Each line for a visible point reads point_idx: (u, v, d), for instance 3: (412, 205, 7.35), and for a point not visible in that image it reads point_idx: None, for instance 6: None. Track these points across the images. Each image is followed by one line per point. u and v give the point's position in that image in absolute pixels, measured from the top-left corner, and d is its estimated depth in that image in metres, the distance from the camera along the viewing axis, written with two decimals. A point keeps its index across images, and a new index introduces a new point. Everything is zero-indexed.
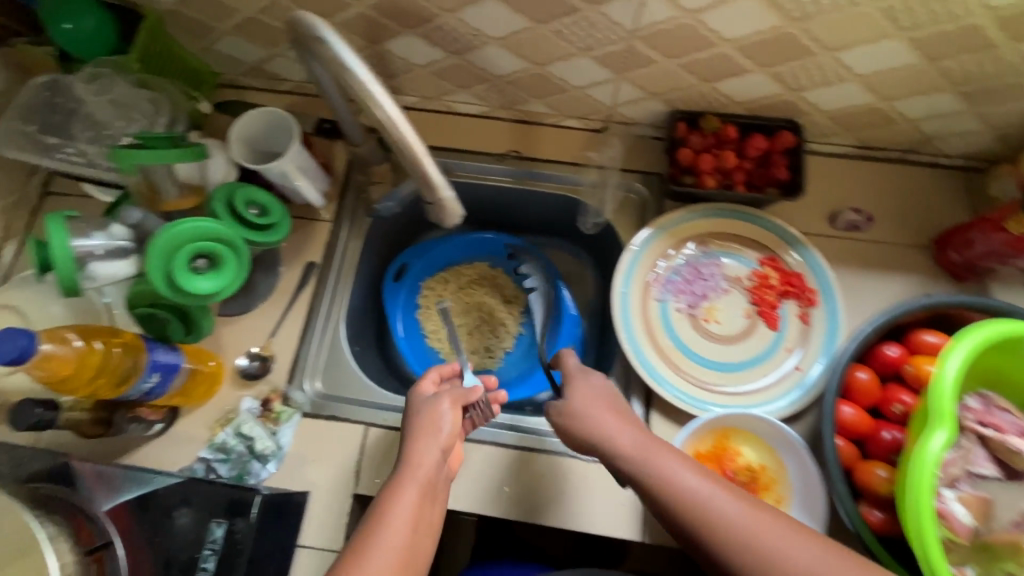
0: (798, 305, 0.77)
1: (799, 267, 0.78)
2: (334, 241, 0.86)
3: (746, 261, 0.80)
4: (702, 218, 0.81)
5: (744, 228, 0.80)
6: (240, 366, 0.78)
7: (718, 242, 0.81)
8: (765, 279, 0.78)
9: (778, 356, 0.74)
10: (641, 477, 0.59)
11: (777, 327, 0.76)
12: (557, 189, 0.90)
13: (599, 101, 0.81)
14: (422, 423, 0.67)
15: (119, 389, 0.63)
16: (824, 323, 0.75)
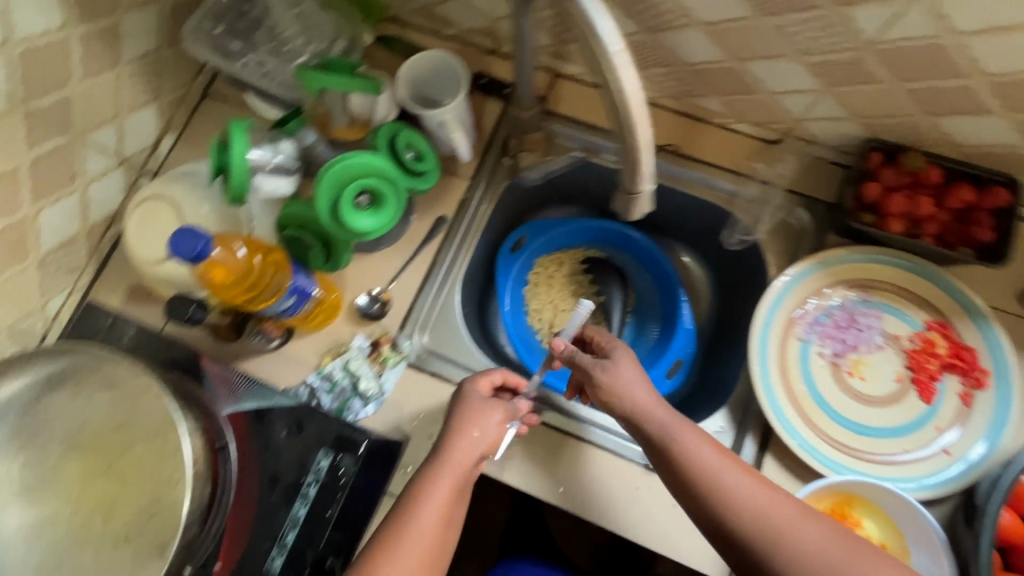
0: (961, 383, 0.68)
1: (974, 341, 0.69)
2: (468, 200, 0.84)
3: (911, 321, 0.72)
4: (870, 262, 0.73)
5: (916, 284, 0.72)
6: (360, 304, 0.79)
7: (882, 292, 0.73)
8: (929, 346, 0.70)
9: (926, 433, 0.67)
10: (710, 507, 0.57)
11: (932, 401, 0.68)
12: (707, 196, 0.83)
13: (788, 110, 0.74)
14: (462, 423, 0.64)
15: (261, 304, 0.64)
16: (991, 411, 0.66)
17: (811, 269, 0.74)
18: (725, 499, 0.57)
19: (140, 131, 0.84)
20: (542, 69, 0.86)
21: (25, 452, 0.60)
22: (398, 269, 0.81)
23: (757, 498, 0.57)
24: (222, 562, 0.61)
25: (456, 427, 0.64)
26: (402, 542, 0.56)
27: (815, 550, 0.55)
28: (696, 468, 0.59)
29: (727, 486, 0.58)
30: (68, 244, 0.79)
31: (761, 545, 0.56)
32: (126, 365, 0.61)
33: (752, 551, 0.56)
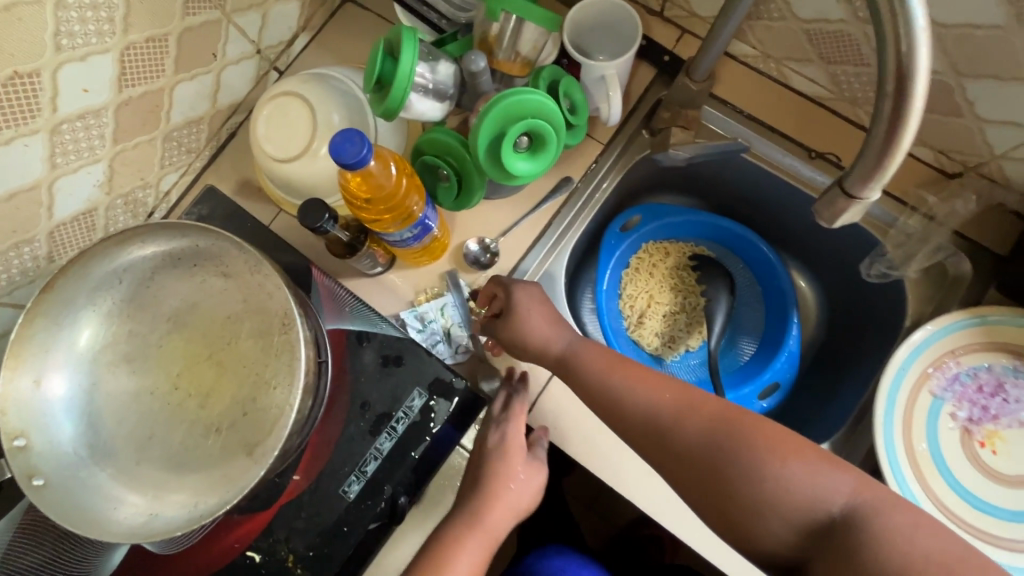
0: None
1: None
2: (597, 167, 0.79)
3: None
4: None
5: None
6: (470, 250, 0.76)
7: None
8: None
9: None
10: (631, 429, 0.58)
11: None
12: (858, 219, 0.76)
13: (989, 144, 0.65)
14: (495, 471, 0.63)
15: (387, 229, 0.61)
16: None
17: (957, 322, 0.66)
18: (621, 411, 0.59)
19: (281, 22, 0.81)
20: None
21: (135, 322, 0.60)
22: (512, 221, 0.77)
23: (654, 400, 0.58)
24: (299, 473, 0.60)
25: (489, 484, 0.62)
26: None
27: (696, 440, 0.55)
28: (592, 379, 0.61)
29: (618, 394, 0.59)
30: (193, 125, 0.77)
31: (664, 442, 0.56)
32: (245, 259, 0.60)
33: (660, 455, 0.56)
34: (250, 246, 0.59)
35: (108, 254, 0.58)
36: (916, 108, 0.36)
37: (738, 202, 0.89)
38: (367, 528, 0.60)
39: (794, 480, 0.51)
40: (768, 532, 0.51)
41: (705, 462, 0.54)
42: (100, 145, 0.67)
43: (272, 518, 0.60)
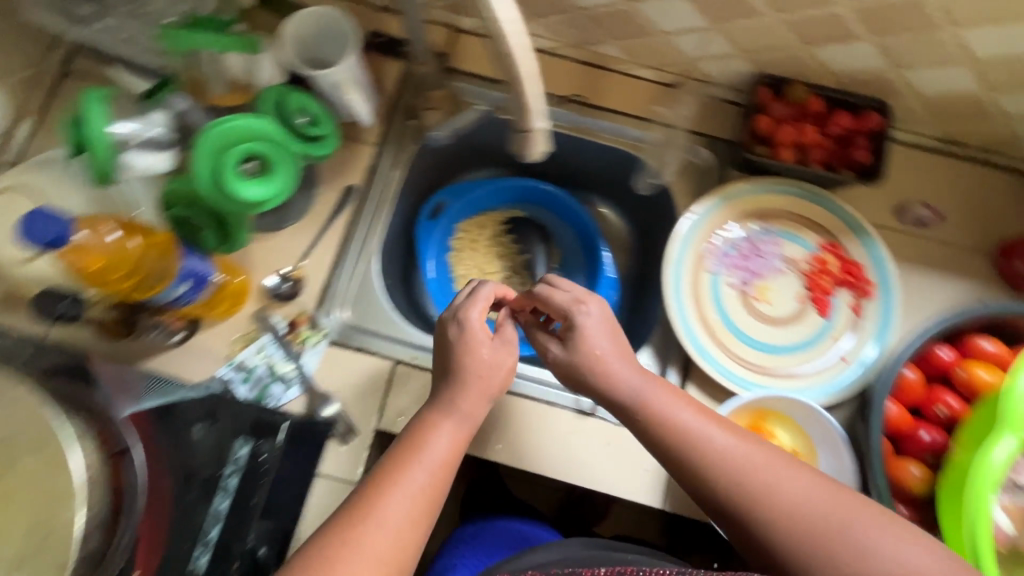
0: (851, 296, 0.74)
1: (858, 254, 0.75)
2: (376, 167, 0.81)
3: (806, 244, 0.77)
4: (765, 193, 0.77)
5: (803, 209, 0.77)
6: (270, 285, 0.75)
7: (777, 220, 0.78)
8: (823, 266, 0.76)
9: (826, 343, 0.73)
10: (717, 494, 0.56)
11: (830, 316, 0.74)
12: (616, 143, 0.84)
13: (683, 52, 0.76)
14: (461, 354, 0.62)
15: (149, 293, 0.61)
16: (879, 320, 0.72)
17: (708, 207, 0.77)
18: (765, 505, 0.54)
19: None
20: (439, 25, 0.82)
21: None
22: (308, 243, 0.77)
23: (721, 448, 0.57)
24: None
25: (422, 427, 0.59)
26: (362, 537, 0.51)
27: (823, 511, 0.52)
28: (673, 429, 0.58)
29: (729, 461, 0.56)
30: None
31: (745, 502, 0.54)
32: None
33: (744, 512, 0.54)
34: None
35: None
36: (521, 45, 0.41)
37: (528, 157, 0.94)
38: None
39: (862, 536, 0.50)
40: None
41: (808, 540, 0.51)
42: None
43: None
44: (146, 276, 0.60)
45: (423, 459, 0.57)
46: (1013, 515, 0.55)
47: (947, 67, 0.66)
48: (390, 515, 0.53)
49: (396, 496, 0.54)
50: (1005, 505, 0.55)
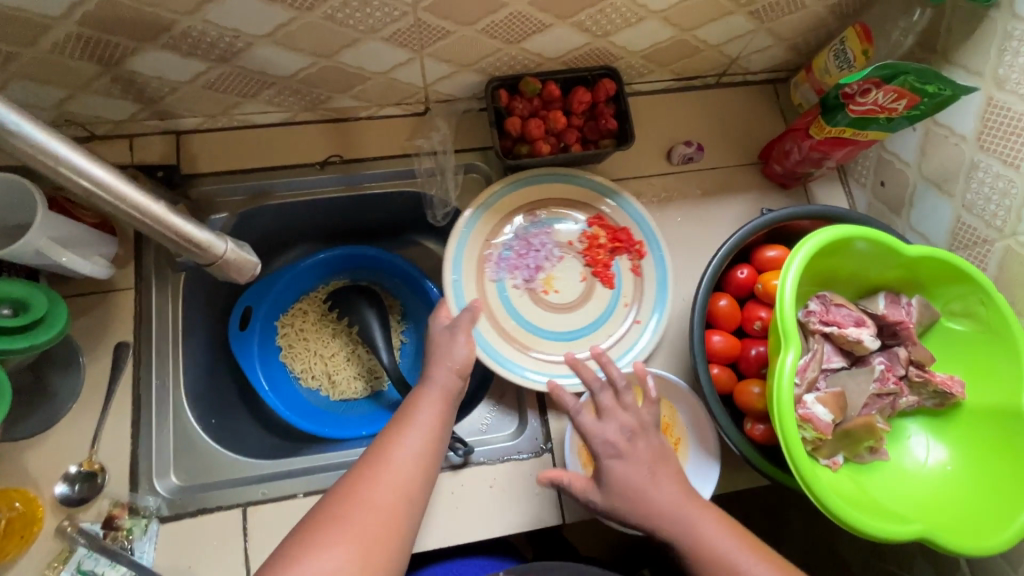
0: (629, 258, 0.78)
1: (621, 220, 0.78)
2: (146, 309, 0.72)
3: (575, 224, 0.79)
4: (527, 187, 0.78)
5: (561, 193, 0.79)
6: (60, 494, 0.64)
7: (543, 210, 0.79)
8: (594, 239, 0.78)
9: (617, 312, 0.76)
10: None
11: (612, 286, 0.77)
12: (394, 187, 0.82)
13: (410, 83, 0.74)
14: (438, 346, 0.64)
15: None
16: (656, 274, 0.77)
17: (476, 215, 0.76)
18: (728, 560, 0.54)
19: None
20: (157, 134, 0.75)
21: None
22: (93, 424, 0.67)
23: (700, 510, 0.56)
24: None
25: (399, 422, 0.58)
26: (336, 523, 0.50)
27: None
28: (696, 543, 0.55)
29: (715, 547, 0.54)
30: None
31: None
32: None
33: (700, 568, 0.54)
34: None
35: None
36: None
37: (323, 227, 0.89)
38: None
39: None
40: None
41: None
42: None
43: None
44: None
45: (404, 445, 0.55)
46: (828, 402, 0.61)
47: (640, 24, 0.70)
48: (382, 486, 0.52)
49: (393, 467, 0.54)
50: (818, 398, 0.61)
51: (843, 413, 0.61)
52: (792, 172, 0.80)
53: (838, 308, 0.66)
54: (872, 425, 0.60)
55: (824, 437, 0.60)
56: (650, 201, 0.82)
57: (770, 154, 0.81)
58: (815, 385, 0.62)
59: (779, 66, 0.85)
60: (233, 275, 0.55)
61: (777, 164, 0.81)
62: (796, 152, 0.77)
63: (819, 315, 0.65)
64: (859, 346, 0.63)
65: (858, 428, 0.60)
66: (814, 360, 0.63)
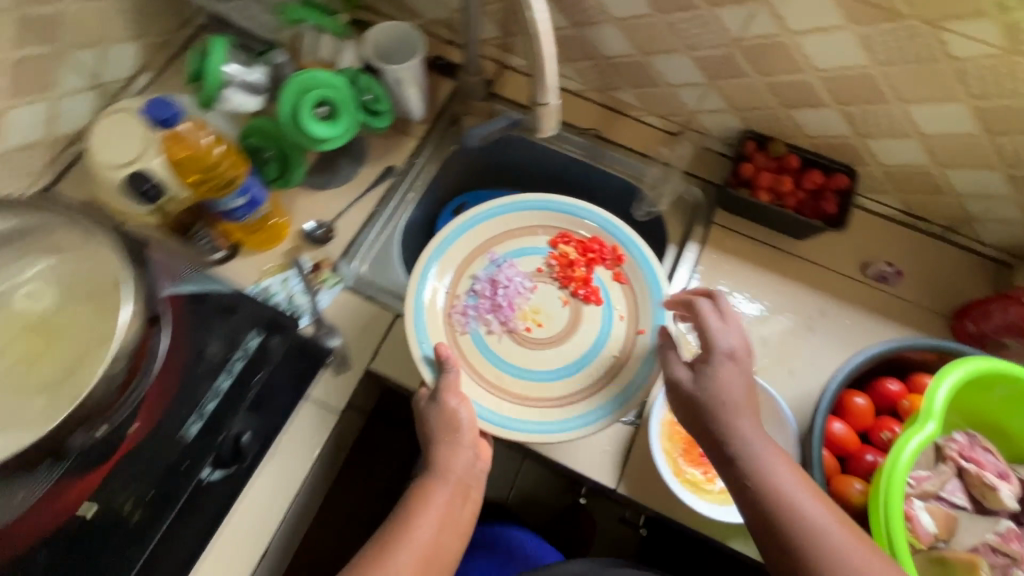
0: (608, 269, 0.82)
1: (592, 231, 0.84)
2: (415, 156, 0.95)
3: (539, 246, 0.84)
4: (476, 219, 0.83)
5: (532, 216, 0.85)
6: (307, 229, 0.86)
7: (511, 238, 0.84)
8: (566, 258, 0.83)
9: (617, 329, 0.79)
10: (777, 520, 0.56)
11: (600, 302, 0.80)
12: (622, 174, 0.97)
13: (684, 103, 0.91)
14: (443, 421, 0.69)
15: (215, 195, 0.71)
16: (640, 271, 0.81)
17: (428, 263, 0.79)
18: (778, 484, 0.58)
19: (121, 62, 0.90)
20: (491, 59, 1.01)
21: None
22: (347, 203, 0.89)
23: (757, 448, 0.60)
24: (140, 422, 0.62)
25: (406, 513, 0.66)
26: None
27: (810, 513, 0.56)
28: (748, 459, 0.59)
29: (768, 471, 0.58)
30: (30, 150, 0.83)
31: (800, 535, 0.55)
32: (77, 231, 0.65)
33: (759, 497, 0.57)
34: (85, 220, 0.65)
35: None
36: (544, 33, 0.57)
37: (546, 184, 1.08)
38: (202, 479, 0.63)
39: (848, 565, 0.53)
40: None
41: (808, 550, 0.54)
42: None
43: (115, 469, 0.61)
44: (218, 182, 0.70)
45: (404, 548, 0.64)
46: (936, 516, 0.61)
47: (901, 138, 0.80)
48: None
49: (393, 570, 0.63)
50: (926, 506, 0.61)
51: (947, 535, 0.60)
52: (985, 336, 0.80)
53: (982, 452, 0.65)
54: (976, 566, 0.57)
55: (918, 544, 0.59)
56: (827, 291, 0.88)
57: (968, 312, 0.82)
58: (928, 497, 0.61)
59: (1011, 247, 0.88)
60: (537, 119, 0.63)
61: (971, 322, 0.81)
62: (998, 316, 0.78)
63: (960, 447, 0.64)
64: (992, 494, 0.61)
65: (958, 561, 0.57)
66: (936, 477, 0.62)
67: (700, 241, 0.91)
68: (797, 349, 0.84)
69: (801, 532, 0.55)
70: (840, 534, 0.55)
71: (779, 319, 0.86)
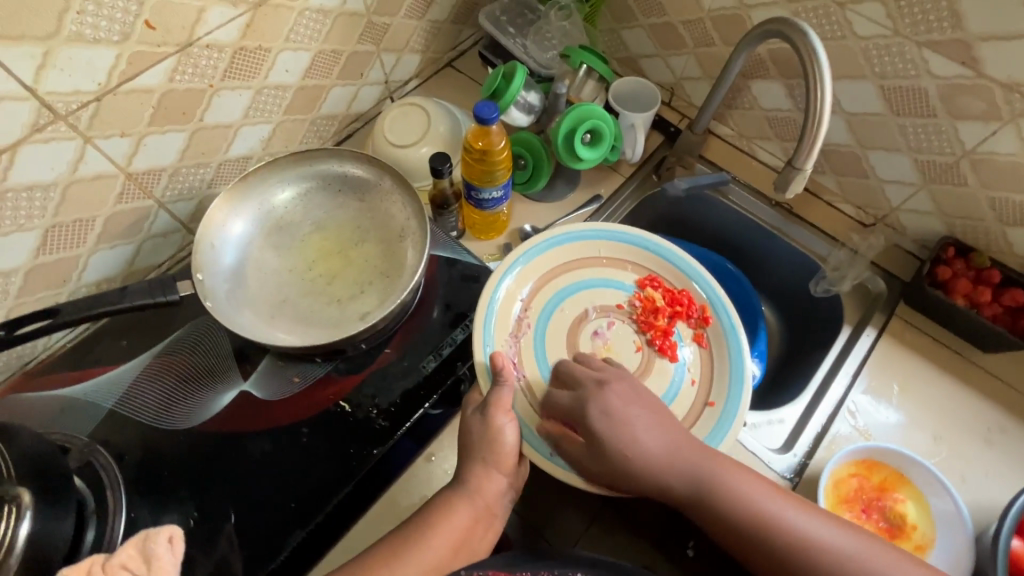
0: (689, 326, 0.82)
1: (680, 283, 0.85)
2: (621, 191, 1.05)
3: (623, 282, 0.85)
4: (553, 239, 0.84)
5: (623, 251, 0.86)
6: (524, 231, 0.97)
7: (596, 264, 0.85)
8: (651, 302, 0.83)
9: (685, 392, 0.77)
10: (755, 539, 0.60)
11: (672, 358, 0.79)
12: (806, 251, 1.04)
13: (888, 199, 0.96)
14: (492, 438, 0.66)
15: (481, 184, 0.83)
16: (723, 340, 0.80)
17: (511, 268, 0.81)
18: (750, 504, 0.61)
19: (406, 68, 1.10)
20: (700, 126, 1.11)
21: (304, 203, 0.78)
22: (559, 216, 1.00)
23: (739, 483, 0.63)
24: (391, 348, 0.75)
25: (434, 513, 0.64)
26: None
27: (776, 521, 0.60)
28: (716, 501, 0.62)
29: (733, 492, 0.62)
30: (329, 121, 1.02)
31: (769, 541, 0.60)
32: (378, 187, 0.79)
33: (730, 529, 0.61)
34: (389, 178, 0.79)
35: (289, 166, 0.78)
36: (824, 112, 0.67)
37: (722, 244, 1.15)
38: (424, 411, 0.73)
39: (839, 555, 0.59)
40: None
41: (819, 567, 0.58)
42: (276, 111, 0.92)
43: (364, 379, 0.73)
44: (490, 174, 0.82)
45: (420, 555, 0.61)
46: None
47: None
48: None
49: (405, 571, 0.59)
50: None
51: None
52: None
53: None
54: None
55: None
56: (1009, 410, 0.87)
57: None
58: None
59: None
60: (788, 182, 0.73)
61: None
62: None
63: None
64: None
65: None
66: None
67: (879, 328, 0.94)
68: (970, 459, 0.83)
69: (808, 551, 0.59)
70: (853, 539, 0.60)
71: (957, 424, 0.86)
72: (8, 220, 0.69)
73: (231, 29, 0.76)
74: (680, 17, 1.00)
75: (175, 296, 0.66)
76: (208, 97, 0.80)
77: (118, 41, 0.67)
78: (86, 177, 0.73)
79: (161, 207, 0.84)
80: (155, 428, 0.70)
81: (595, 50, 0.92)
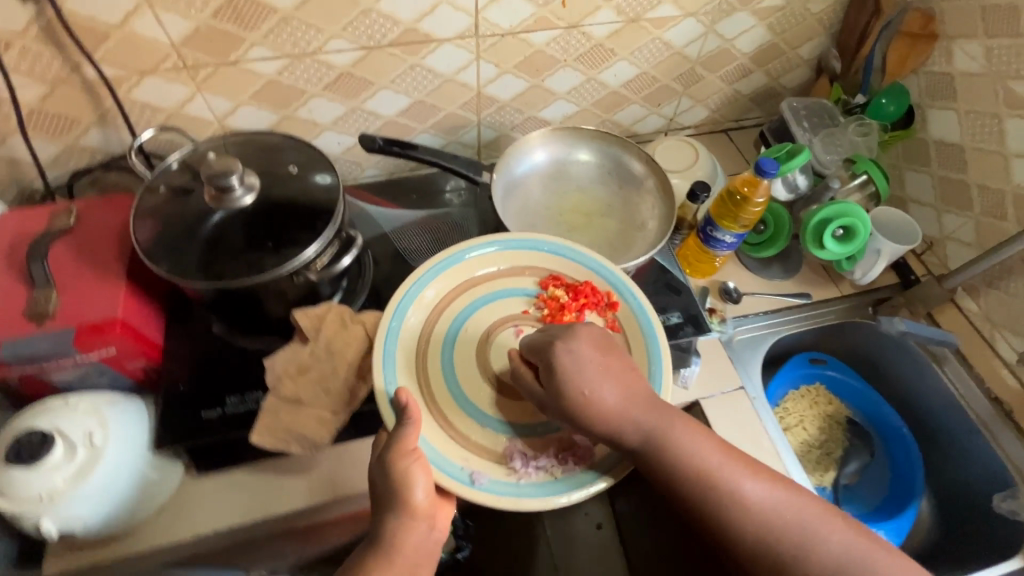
0: (600, 317, 0.80)
1: (580, 277, 0.82)
2: (831, 300, 1.06)
3: (529, 291, 0.82)
4: (455, 258, 0.81)
5: (522, 260, 0.83)
6: (726, 285, 1.04)
7: (507, 279, 0.82)
8: (557, 300, 0.80)
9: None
10: (695, 490, 0.65)
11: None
12: (1006, 459, 0.93)
13: None
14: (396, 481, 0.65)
15: (720, 223, 0.93)
16: (635, 321, 0.79)
17: (404, 302, 0.77)
18: (692, 454, 0.66)
19: (692, 116, 1.24)
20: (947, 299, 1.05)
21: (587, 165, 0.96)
22: (760, 290, 1.06)
23: (696, 447, 0.66)
24: None
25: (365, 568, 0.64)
26: None
27: (717, 469, 0.65)
28: (671, 451, 0.66)
29: (682, 443, 0.66)
30: (615, 126, 1.20)
31: (712, 493, 0.64)
32: (639, 186, 0.94)
33: (679, 481, 0.65)
34: (653, 180, 0.93)
35: (588, 138, 0.95)
36: None
37: (905, 405, 1.09)
38: None
39: (767, 506, 0.64)
40: (762, 523, 0.63)
41: (766, 534, 0.63)
42: (589, 100, 1.11)
43: None
44: (732, 215, 0.91)
45: None
46: None
47: None
48: None
49: None
50: None
51: None
52: None
53: None
54: None
55: None
56: None
57: None
58: None
59: None
60: None
61: None
62: None
63: None
64: None
65: None
66: None
67: None
68: None
69: (743, 509, 0.64)
70: (804, 508, 0.64)
71: None
72: (404, 86, 0.96)
73: (607, 28, 0.97)
74: (982, 181, 1.00)
75: (479, 179, 0.86)
76: (558, 66, 1.02)
77: (540, 5, 0.90)
78: (458, 81, 0.98)
79: (478, 125, 1.08)
80: (401, 261, 0.90)
81: (881, 167, 1.00)
